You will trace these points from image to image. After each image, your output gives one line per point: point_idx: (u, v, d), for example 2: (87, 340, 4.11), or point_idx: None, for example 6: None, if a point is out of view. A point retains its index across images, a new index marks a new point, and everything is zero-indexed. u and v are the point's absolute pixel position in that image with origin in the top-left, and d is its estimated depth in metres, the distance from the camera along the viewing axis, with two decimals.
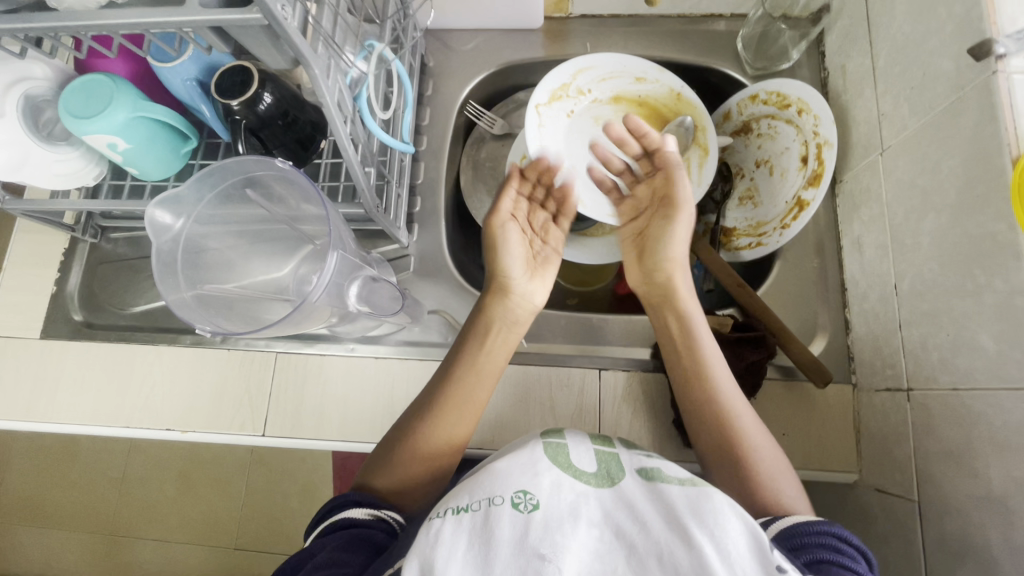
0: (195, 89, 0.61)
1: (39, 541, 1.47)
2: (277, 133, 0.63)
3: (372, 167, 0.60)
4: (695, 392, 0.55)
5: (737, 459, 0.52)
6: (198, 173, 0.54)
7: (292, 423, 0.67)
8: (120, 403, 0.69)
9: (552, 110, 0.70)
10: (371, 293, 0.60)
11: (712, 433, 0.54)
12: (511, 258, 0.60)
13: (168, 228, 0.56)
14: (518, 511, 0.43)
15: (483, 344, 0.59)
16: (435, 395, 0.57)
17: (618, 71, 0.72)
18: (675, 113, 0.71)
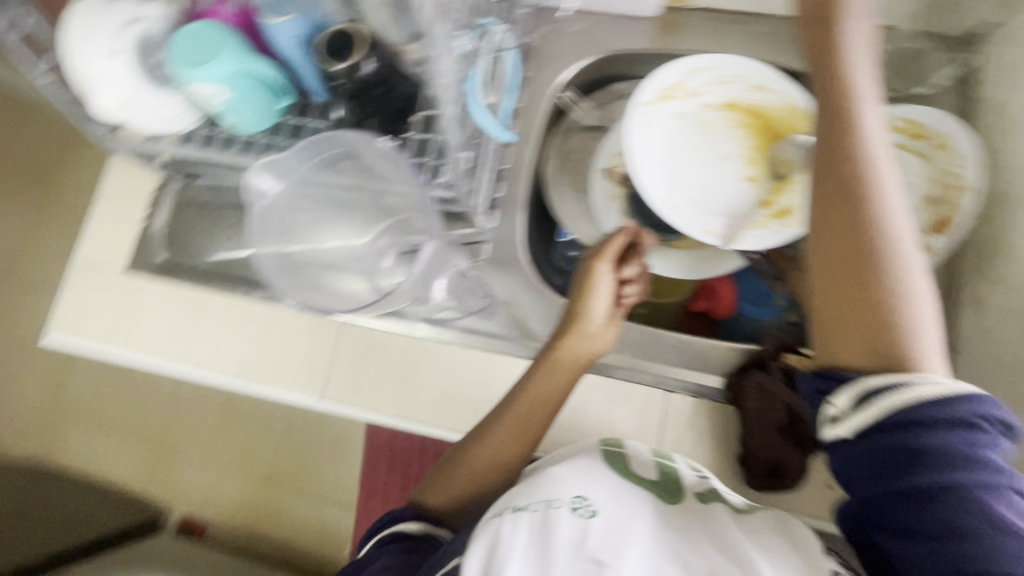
0: (301, 49, 0.59)
1: (93, 447, 1.58)
2: (374, 102, 0.62)
3: (468, 151, 0.57)
4: (836, 164, 0.44)
5: (868, 267, 0.41)
6: (303, 142, 0.55)
7: (352, 393, 0.68)
8: (193, 346, 0.72)
9: (658, 110, 0.66)
10: (459, 286, 0.69)
11: (849, 220, 0.42)
12: (595, 297, 0.59)
13: (266, 193, 0.57)
14: (577, 515, 0.42)
15: (544, 372, 0.58)
16: (497, 411, 0.59)
17: (735, 75, 0.66)
18: (791, 129, 0.65)
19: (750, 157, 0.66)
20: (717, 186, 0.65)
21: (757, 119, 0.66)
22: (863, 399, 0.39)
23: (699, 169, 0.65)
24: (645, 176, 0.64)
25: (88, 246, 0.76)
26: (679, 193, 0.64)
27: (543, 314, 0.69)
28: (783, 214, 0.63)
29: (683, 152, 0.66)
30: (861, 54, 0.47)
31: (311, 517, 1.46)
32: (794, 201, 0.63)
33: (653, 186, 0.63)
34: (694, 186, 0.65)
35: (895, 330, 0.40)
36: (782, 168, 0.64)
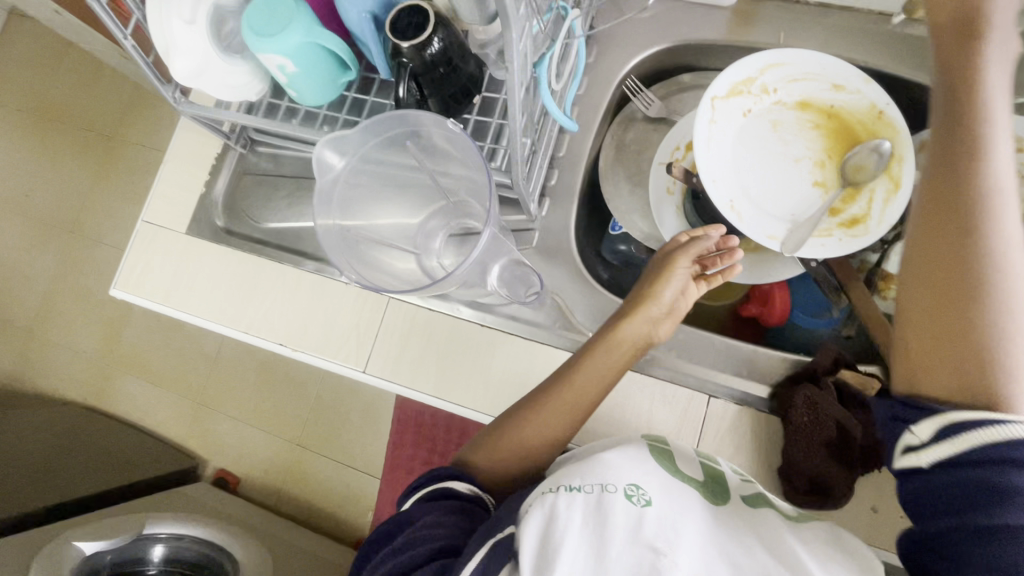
0: (369, 24, 0.60)
1: (141, 395, 1.67)
2: (437, 82, 0.60)
3: (530, 137, 0.56)
4: (946, 186, 0.42)
5: (966, 295, 0.40)
6: (371, 120, 0.52)
7: (392, 369, 0.69)
8: (244, 311, 0.74)
9: (728, 106, 0.63)
10: (512, 276, 0.64)
11: (953, 246, 0.41)
12: (666, 289, 0.60)
13: (331, 168, 0.55)
14: (631, 503, 0.42)
15: (602, 357, 0.59)
16: (547, 387, 0.60)
17: (815, 73, 0.63)
18: (871, 134, 0.61)
19: (822, 161, 0.63)
20: (784, 189, 0.62)
21: (833, 121, 0.63)
22: (947, 433, 0.38)
23: (767, 171, 0.63)
24: (711, 175, 0.61)
25: (153, 206, 0.79)
26: (744, 194, 0.62)
27: (587, 307, 0.69)
28: (855, 224, 0.60)
29: (752, 152, 0.63)
30: (1001, 68, 0.43)
31: (337, 481, 1.52)
32: (867, 210, 0.60)
33: (718, 186, 0.61)
34: (760, 188, 0.62)
35: (987, 364, 0.38)
36: (857, 174, 0.61)
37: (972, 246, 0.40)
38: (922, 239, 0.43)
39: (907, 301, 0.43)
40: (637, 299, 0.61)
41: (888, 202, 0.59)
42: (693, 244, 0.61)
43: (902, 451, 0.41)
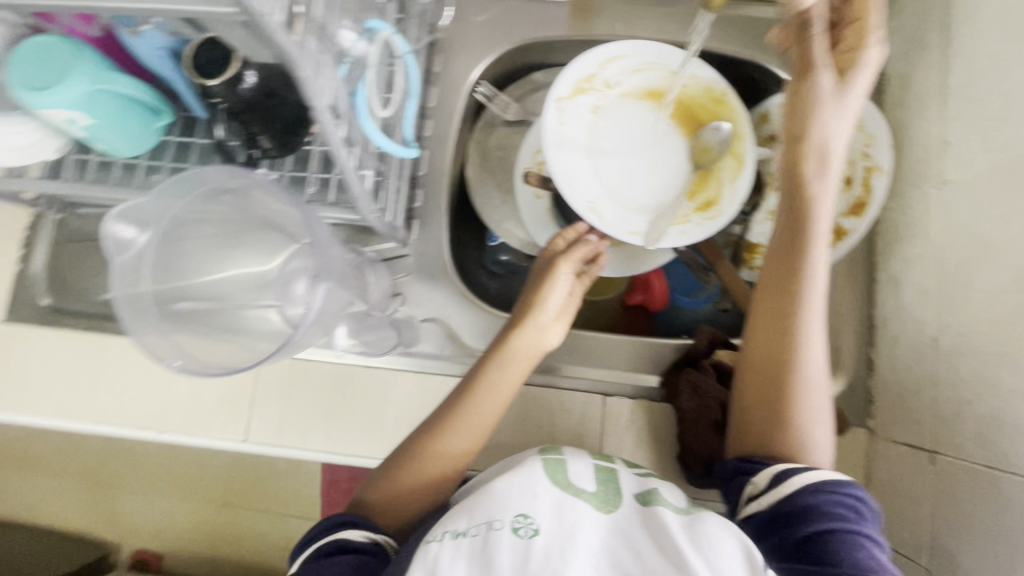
0: (168, 60, 0.51)
1: (17, 491, 1.42)
2: (263, 117, 0.55)
3: (370, 168, 0.52)
4: (785, 294, 0.49)
5: (785, 382, 0.48)
6: (162, 182, 0.46)
7: (276, 431, 0.64)
8: (91, 399, 0.65)
9: (574, 105, 0.62)
10: (363, 325, 0.62)
11: (782, 342, 0.49)
12: (552, 293, 0.58)
13: (131, 244, 0.48)
14: (518, 536, 0.41)
15: (500, 369, 0.56)
16: (446, 411, 0.55)
17: (652, 63, 0.63)
18: (714, 117, 0.63)
19: (674, 146, 0.64)
20: (641, 179, 0.63)
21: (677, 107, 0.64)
22: (781, 477, 0.45)
23: (623, 164, 0.63)
24: (567, 178, 0.60)
25: None
26: (604, 190, 0.62)
27: (474, 327, 0.66)
28: (710, 206, 0.62)
29: (606, 147, 0.63)
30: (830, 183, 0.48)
31: (272, 533, 1.36)
32: (719, 191, 0.62)
33: (575, 187, 0.60)
34: (618, 181, 0.62)
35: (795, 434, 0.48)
36: (706, 156, 0.63)
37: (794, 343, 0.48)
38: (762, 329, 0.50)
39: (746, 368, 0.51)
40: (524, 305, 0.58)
41: (735, 180, 0.61)
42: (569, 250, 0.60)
43: (746, 500, 0.47)
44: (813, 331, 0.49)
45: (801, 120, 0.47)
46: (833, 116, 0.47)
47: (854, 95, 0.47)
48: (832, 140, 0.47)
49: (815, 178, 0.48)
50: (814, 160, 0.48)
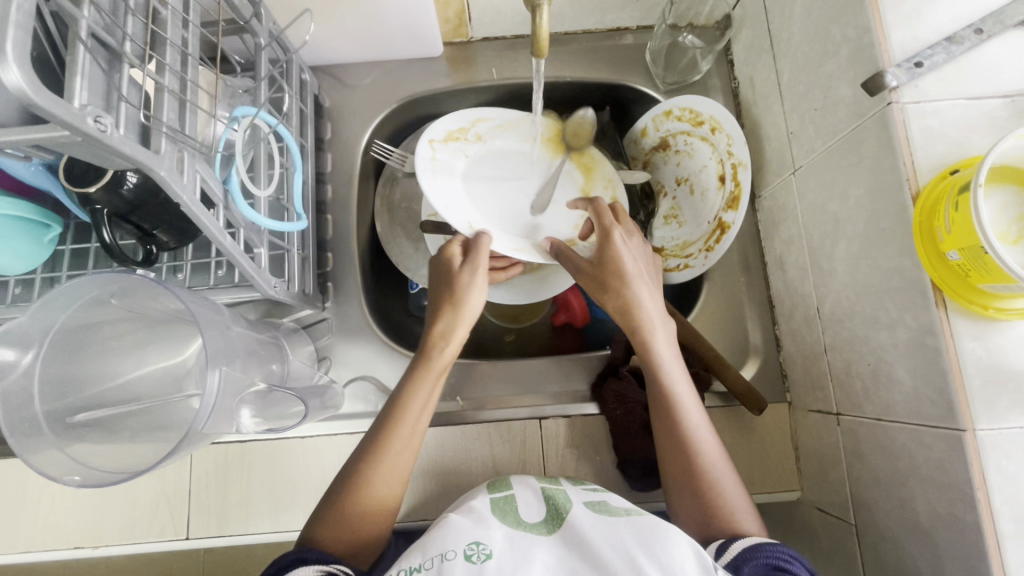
0: (46, 175, 0.52)
1: None
2: (154, 213, 0.55)
3: (263, 246, 0.54)
4: (665, 431, 0.53)
5: (698, 485, 0.50)
6: (36, 301, 0.45)
7: (218, 521, 0.62)
8: (16, 527, 0.62)
9: (447, 150, 0.66)
10: (270, 402, 0.54)
11: (679, 460, 0.51)
12: (475, 293, 0.56)
13: (11, 367, 0.47)
14: (471, 562, 0.40)
15: (430, 374, 0.54)
16: (380, 429, 0.52)
17: (519, 122, 0.70)
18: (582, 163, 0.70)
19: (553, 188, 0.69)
20: (522, 214, 0.67)
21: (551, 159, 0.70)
22: (722, 548, 0.46)
23: (502, 202, 0.66)
24: (443, 202, 0.62)
25: None
26: (481, 219, 0.64)
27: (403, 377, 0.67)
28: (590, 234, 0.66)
29: (483, 187, 0.66)
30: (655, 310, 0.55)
31: None
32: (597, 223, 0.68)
33: (452, 212, 0.62)
34: (496, 214, 0.65)
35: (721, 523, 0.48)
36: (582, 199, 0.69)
37: (689, 462, 0.51)
38: (665, 450, 0.53)
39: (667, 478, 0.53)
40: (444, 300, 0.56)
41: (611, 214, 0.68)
42: (478, 243, 0.58)
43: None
44: (702, 438, 0.52)
45: (598, 290, 0.57)
46: (614, 280, 0.55)
47: (623, 261, 0.55)
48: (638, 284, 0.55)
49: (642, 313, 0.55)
50: (619, 316, 0.56)
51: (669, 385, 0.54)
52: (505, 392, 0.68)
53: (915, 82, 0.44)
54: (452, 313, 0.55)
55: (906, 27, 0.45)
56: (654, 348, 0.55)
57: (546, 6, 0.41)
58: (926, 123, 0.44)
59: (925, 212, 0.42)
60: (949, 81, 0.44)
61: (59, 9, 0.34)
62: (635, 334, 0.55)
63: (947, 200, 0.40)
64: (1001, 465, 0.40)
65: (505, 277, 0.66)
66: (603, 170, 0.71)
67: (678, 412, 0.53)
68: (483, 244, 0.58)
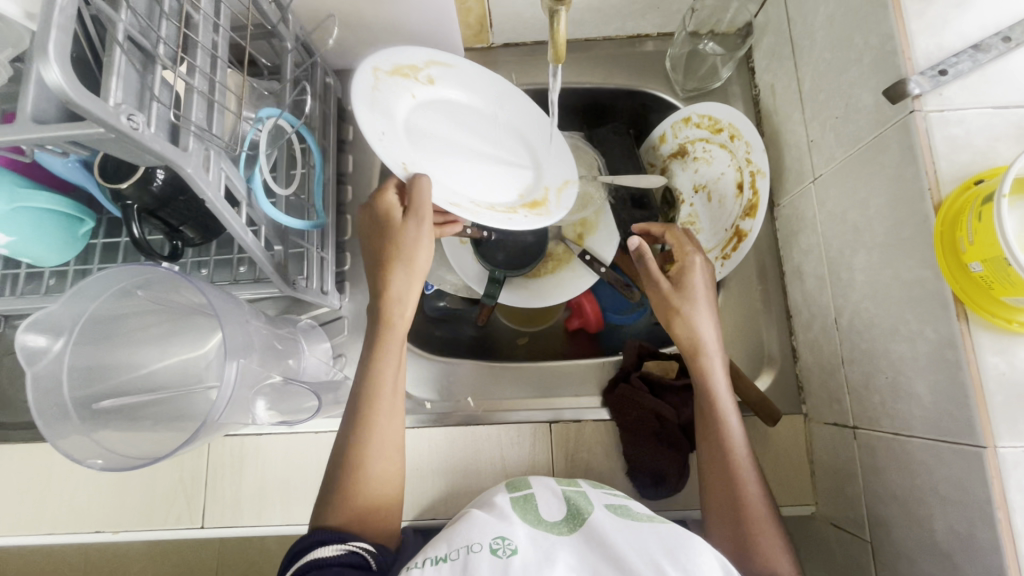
0: (81, 171, 0.54)
1: None
2: (180, 210, 0.57)
3: (282, 244, 0.55)
4: (715, 459, 0.53)
5: (739, 516, 0.51)
6: (67, 290, 0.47)
7: (232, 511, 0.63)
8: (40, 509, 0.64)
9: (392, 83, 0.59)
10: (283, 394, 0.55)
11: (724, 489, 0.52)
12: (421, 251, 0.55)
13: (42, 352, 0.49)
14: (497, 556, 0.41)
15: (389, 342, 0.55)
16: (362, 408, 0.53)
17: (474, 75, 0.65)
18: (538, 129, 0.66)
19: (501, 151, 0.64)
20: (465, 165, 0.61)
21: (500, 119, 0.66)
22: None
23: (445, 151, 0.60)
24: (379, 130, 0.54)
25: None
26: (421, 162, 0.57)
27: (416, 376, 0.69)
28: (539, 206, 0.61)
29: (426, 131, 0.60)
30: (712, 339, 0.56)
31: None
32: (545, 197, 0.62)
33: (387, 143, 0.54)
34: (436, 159, 0.59)
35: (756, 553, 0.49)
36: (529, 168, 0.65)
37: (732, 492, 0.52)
38: (710, 478, 0.54)
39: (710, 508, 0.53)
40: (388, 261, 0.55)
41: (560, 193, 0.62)
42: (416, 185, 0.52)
43: None
44: (746, 471, 0.52)
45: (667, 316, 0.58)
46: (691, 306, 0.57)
47: (699, 287, 0.58)
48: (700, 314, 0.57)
49: (705, 341, 0.56)
50: (689, 341, 0.56)
51: (725, 416, 0.54)
52: (515, 395, 0.68)
53: (939, 91, 0.44)
54: (404, 276, 0.54)
55: (931, 35, 0.45)
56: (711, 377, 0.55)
57: (564, 12, 0.41)
58: (950, 131, 0.43)
59: (947, 223, 0.42)
60: (975, 90, 0.43)
61: (98, 13, 0.36)
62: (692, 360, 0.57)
63: (970, 211, 0.39)
64: (1022, 484, 0.38)
65: (439, 232, 0.62)
66: (555, 139, 0.67)
67: (727, 442, 0.53)
68: (421, 190, 0.52)
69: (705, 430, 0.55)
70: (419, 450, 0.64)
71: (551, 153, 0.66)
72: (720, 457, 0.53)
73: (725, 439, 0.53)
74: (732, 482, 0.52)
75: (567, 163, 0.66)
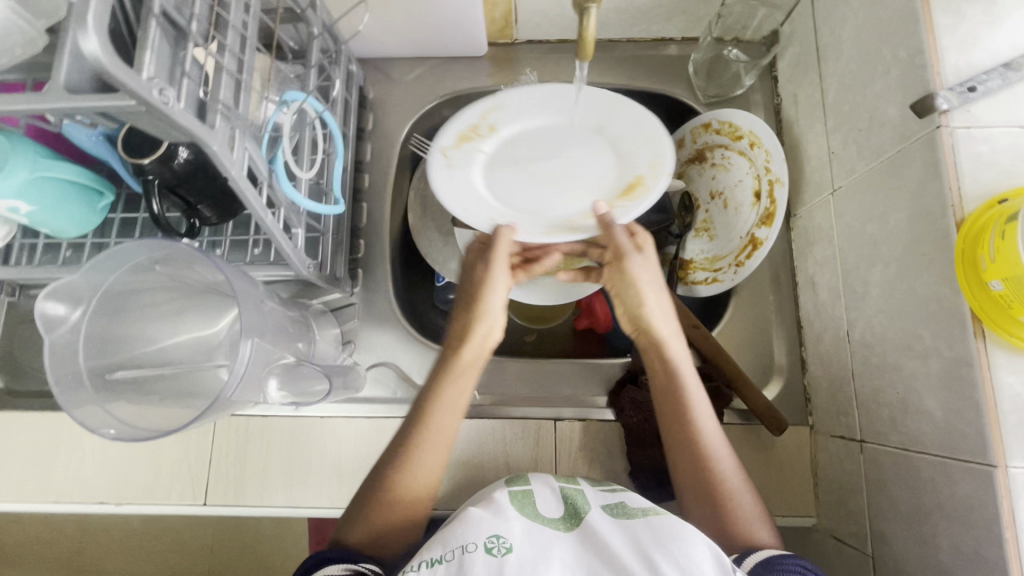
0: (104, 144, 0.54)
1: None
2: (199, 188, 0.57)
3: (301, 227, 0.56)
4: (682, 440, 0.53)
5: (713, 495, 0.50)
6: (88, 261, 0.47)
7: (235, 490, 0.64)
8: (46, 478, 0.64)
9: (462, 154, 0.61)
10: (295, 376, 0.55)
11: (694, 468, 0.52)
12: (493, 293, 0.57)
13: (61, 321, 0.49)
14: (492, 555, 0.41)
15: (455, 375, 0.55)
16: (413, 431, 0.53)
17: (537, 93, 0.62)
18: (621, 108, 0.61)
19: (588, 161, 0.62)
20: (557, 195, 0.61)
21: (573, 119, 0.63)
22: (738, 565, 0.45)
23: (529, 185, 0.62)
24: (465, 211, 0.59)
25: None
26: (512, 215, 0.60)
27: (424, 367, 0.69)
28: (628, 196, 0.58)
29: (511, 177, 0.62)
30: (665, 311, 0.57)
31: None
32: (643, 173, 0.59)
33: (473, 210, 0.59)
34: (529, 206, 0.61)
35: (732, 526, 0.49)
36: (613, 156, 0.61)
37: (707, 470, 0.51)
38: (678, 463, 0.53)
39: (682, 492, 0.53)
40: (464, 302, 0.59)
41: (656, 168, 0.58)
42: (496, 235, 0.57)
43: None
44: (714, 450, 0.52)
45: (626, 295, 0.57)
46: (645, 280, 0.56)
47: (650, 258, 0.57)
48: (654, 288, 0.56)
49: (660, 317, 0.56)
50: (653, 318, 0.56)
51: (689, 394, 0.54)
52: (521, 391, 0.68)
53: (967, 107, 0.43)
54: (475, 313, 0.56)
55: (963, 51, 0.45)
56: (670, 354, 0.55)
57: (595, 7, 0.41)
58: (976, 148, 0.43)
59: (969, 239, 0.41)
60: (1003, 109, 0.43)
61: None
62: (652, 341, 0.57)
63: (992, 229, 0.39)
64: None
65: (541, 267, 0.63)
66: (629, 109, 0.60)
67: (694, 421, 0.53)
68: (501, 238, 0.56)
69: (667, 410, 0.55)
70: None
71: (629, 127, 0.61)
72: (687, 436, 0.53)
73: (688, 418, 0.53)
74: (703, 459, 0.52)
75: (649, 128, 0.60)
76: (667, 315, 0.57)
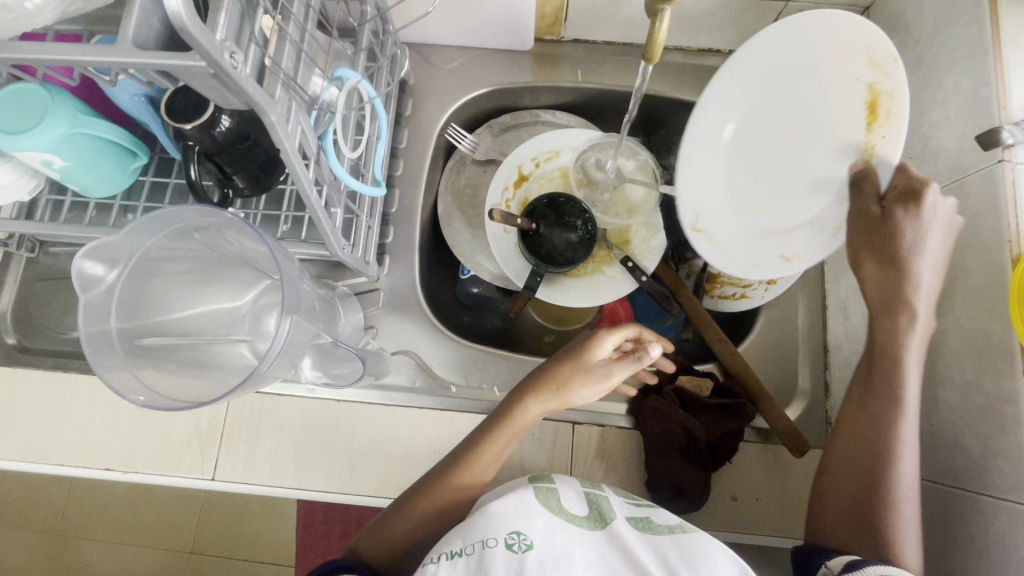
0: (145, 106, 0.53)
1: None
2: (237, 158, 0.56)
3: (340, 206, 0.55)
4: (865, 431, 0.46)
5: (866, 499, 0.45)
6: (129, 223, 0.47)
7: (244, 467, 0.63)
8: (53, 439, 0.63)
9: (704, 221, 0.56)
10: (327, 356, 0.60)
11: (863, 460, 0.46)
12: (582, 393, 0.55)
13: (98, 281, 0.49)
14: (512, 552, 0.42)
15: (507, 434, 0.54)
16: (459, 461, 0.54)
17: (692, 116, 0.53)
18: (779, 26, 0.49)
19: (803, 115, 0.53)
20: (806, 163, 0.54)
21: (741, 91, 0.53)
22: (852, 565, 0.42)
23: (779, 191, 0.55)
24: (760, 266, 0.55)
25: None
26: (797, 218, 0.54)
27: (445, 359, 0.69)
28: (878, 118, 0.49)
29: (761, 193, 0.56)
30: (931, 275, 0.45)
31: None
32: (874, 87, 0.48)
33: (765, 256, 0.55)
34: (796, 197, 0.54)
35: (880, 536, 0.43)
36: (819, 79, 0.51)
37: (882, 471, 0.45)
38: (843, 445, 0.47)
39: (831, 475, 0.47)
40: (554, 393, 0.55)
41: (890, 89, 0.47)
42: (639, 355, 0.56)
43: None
44: (906, 453, 0.45)
45: (865, 246, 0.47)
46: (915, 241, 0.44)
47: (933, 217, 0.44)
48: (926, 248, 0.44)
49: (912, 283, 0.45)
50: (889, 283, 0.46)
51: (908, 387, 0.45)
52: None
53: None
54: (551, 396, 0.55)
55: None
56: (906, 340, 0.46)
57: (669, 12, 0.40)
58: None
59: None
60: None
61: None
62: (889, 302, 0.46)
63: None
64: None
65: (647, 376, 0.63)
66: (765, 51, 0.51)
67: (897, 411, 0.45)
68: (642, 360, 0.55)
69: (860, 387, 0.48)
70: (439, 434, 0.63)
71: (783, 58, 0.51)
72: (876, 423, 0.46)
73: (895, 406, 0.45)
74: (890, 453, 0.45)
75: (811, 44, 0.50)
76: (928, 285, 0.45)
